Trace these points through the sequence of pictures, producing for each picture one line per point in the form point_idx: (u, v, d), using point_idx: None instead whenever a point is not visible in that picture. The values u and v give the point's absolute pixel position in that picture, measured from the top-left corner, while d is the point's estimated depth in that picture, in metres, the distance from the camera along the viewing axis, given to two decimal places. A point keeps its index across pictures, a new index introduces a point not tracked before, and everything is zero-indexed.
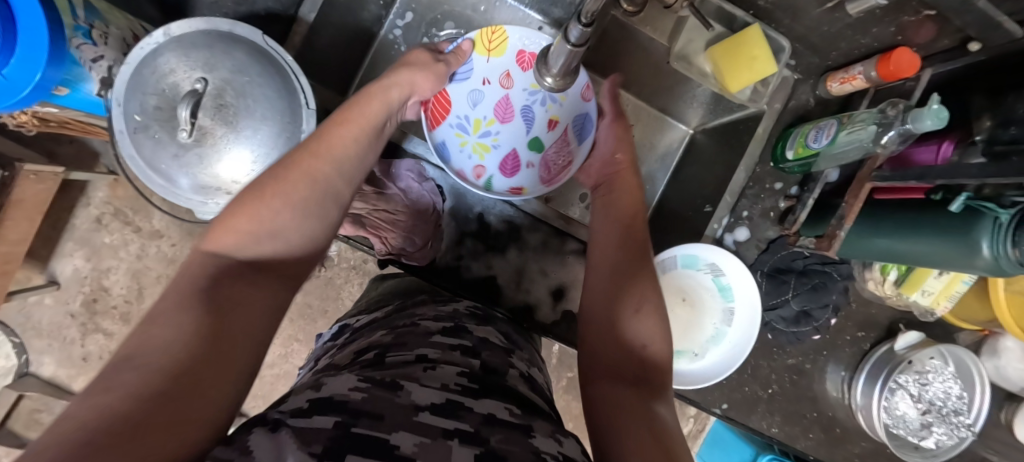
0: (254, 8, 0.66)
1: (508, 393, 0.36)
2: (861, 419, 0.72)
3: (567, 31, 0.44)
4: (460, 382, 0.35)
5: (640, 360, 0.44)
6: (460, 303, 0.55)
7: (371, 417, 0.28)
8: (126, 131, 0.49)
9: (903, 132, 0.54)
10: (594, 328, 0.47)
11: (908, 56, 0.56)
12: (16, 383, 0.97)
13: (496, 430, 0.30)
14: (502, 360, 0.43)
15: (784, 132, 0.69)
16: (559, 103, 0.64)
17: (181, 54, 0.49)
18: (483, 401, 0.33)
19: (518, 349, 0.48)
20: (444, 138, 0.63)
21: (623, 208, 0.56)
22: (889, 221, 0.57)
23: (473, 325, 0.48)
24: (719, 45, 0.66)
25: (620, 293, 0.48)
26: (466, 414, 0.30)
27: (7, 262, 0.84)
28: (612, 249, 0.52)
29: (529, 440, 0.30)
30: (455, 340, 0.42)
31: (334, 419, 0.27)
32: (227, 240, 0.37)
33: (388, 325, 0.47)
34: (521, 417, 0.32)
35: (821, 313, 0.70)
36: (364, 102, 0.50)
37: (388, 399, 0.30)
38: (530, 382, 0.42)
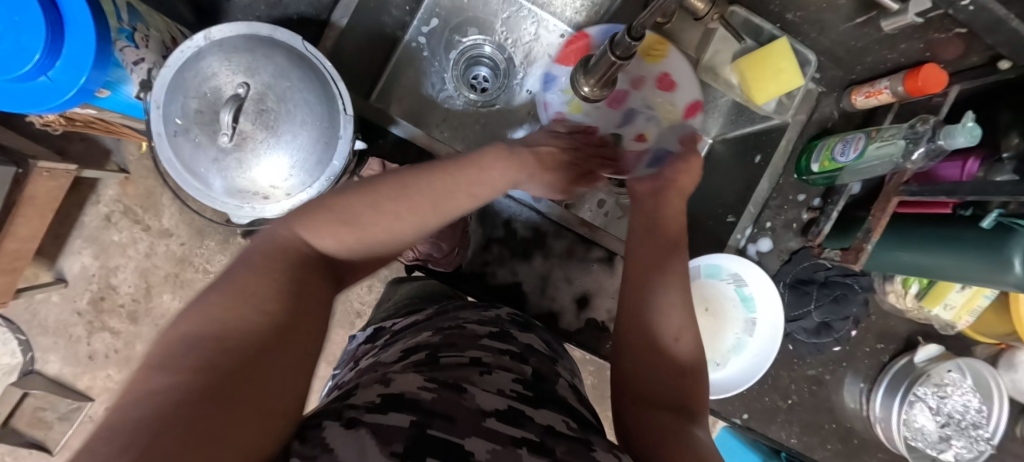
0: (286, 12, 0.66)
1: (561, 403, 0.37)
2: (879, 430, 0.73)
3: (614, 42, 0.44)
4: (515, 388, 0.36)
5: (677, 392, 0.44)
6: (501, 309, 0.54)
7: (444, 418, 0.29)
8: (165, 133, 0.50)
9: (933, 149, 0.54)
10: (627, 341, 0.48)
11: (935, 73, 0.57)
12: (20, 380, 0.96)
13: (559, 441, 0.31)
14: (549, 368, 0.43)
15: (808, 144, 0.68)
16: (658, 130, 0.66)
17: (225, 58, 0.51)
18: (541, 412, 0.34)
19: (561, 358, 0.49)
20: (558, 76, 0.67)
21: (651, 213, 0.55)
22: (915, 233, 0.57)
23: (517, 331, 0.48)
24: (745, 57, 0.66)
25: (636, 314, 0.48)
26: (528, 423, 0.31)
27: (17, 259, 0.83)
28: (643, 265, 0.51)
29: (592, 454, 0.31)
30: (502, 345, 0.43)
31: (409, 419, 0.28)
32: (327, 234, 0.38)
33: (433, 326, 0.47)
34: (578, 431, 0.33)
35: (842, 325, 0.70)
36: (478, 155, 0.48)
37: (456, 402, 0.31)
38: (577, 393, 0.42)
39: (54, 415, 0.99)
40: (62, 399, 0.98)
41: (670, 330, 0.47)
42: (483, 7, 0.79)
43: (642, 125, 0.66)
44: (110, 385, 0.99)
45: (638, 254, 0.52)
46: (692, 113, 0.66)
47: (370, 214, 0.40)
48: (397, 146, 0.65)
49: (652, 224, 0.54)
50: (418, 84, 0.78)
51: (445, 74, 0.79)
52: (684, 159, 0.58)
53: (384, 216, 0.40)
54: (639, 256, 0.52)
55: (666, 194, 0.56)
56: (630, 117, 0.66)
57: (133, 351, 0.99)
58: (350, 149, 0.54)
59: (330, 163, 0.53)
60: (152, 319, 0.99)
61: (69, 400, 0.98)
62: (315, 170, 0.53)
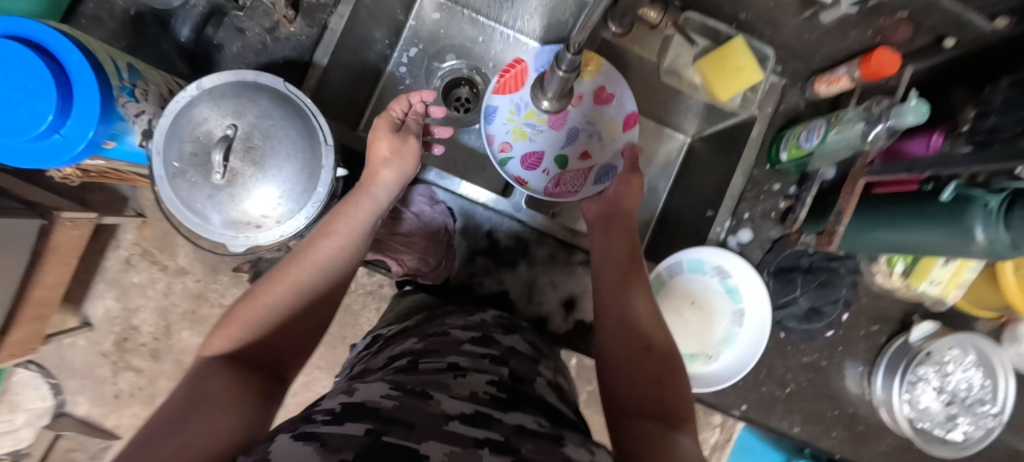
0: (273, 57, 0.71)
1: (536, 404, 0.38)
2: (884, 414, 0.72)
3: (558, 59, 0.48)
4: (489, 390, 0.37)
5: (660, 401, 0.44)
6: (488, 313, 0.57)
7: (403, 425, 0.29)
8: (166, 177, 0.55)
9: (888, 128, 0.56)
10: (608, 339, 0.51)
11: (888, 57, 0.59)
12: (52, 422, 1.01)
13: (526, 439, 0.32)
14: (529, 369, 0.45)
15: (778, 134, 0.70)
16: (601, 144, 0.70)
17: (214, 104, 0.55)
18: (511, 413, 0.35)
19: (543, 358, 0.51)
20: (498, 106, 0.69)
21: (620, 232, 0.61)
22: (886, 212, 0.58)
23: (500, 334, 0.51)
24: (705, 58, 0.68)
25: (630, 328, 0.50)
26: (495, 424, 0.32)
27: (45, 305, 0.89)
28: (614, 278, 0.56)
29: (562, 450, 0.32)
30: (483, 349, 0.45)
31: (364, 427, 0.28)
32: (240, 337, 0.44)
33: (420, 332, 0.50)
34: (549, 429, 0.35)
35: (832, 308, 0.71)
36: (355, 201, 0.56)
37: (420, 408, 0.32)
38: (556, 391, 0.44)
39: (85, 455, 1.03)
40: (92, 438, 1.03)
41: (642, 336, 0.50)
42: (459, 34, 0.83)
43: (585, 141, 0.70)
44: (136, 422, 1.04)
45: (608, 271, 0.57)
46: (631, 125, 0.70)
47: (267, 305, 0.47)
48: None
49: (609, 247, 0.60)
50: None
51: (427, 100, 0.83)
52: (624, 182, 0.65)
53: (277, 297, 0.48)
54: (607, 272, 0.57)
55: (614, 215, 0.64)
56: (574, 136, 0.70)
57: (156, 387, 1.04)
58: (333, 176, 0.59)
59: (315, 191, 0.58)
60: (173, 355, 1.04)
61: (98, 439, 1.03)
62: (301, 198, 0.57)
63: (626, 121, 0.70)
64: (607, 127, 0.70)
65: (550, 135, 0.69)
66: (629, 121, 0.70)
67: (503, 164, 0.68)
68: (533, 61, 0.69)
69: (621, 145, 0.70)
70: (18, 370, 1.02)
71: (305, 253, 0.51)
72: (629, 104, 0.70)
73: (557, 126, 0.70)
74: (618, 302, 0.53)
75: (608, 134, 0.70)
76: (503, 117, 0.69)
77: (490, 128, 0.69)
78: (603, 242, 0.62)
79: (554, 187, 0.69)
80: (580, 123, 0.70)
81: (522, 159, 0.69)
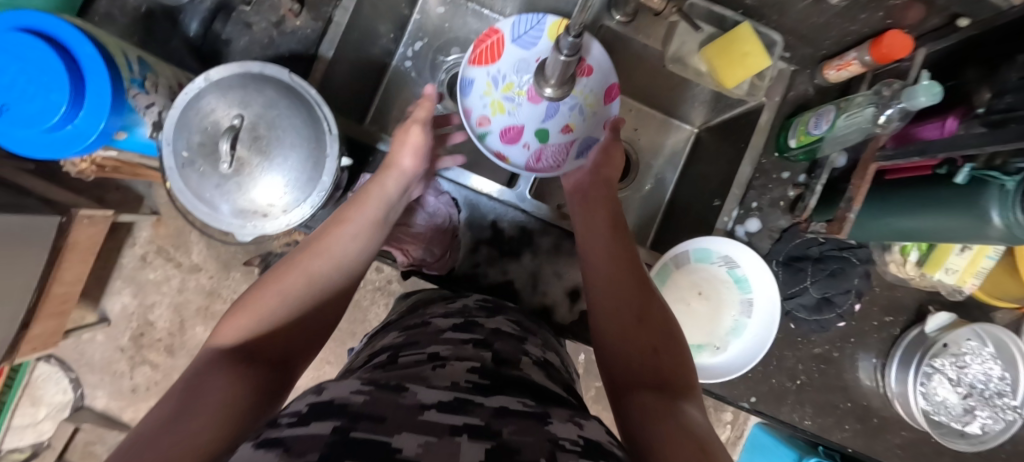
0: (279, 51, 0.72)
1: (520, 384, 0.38)
2: (898, 407, 0.71)
3: (560, 44, 0.47)
4: (471, 379, 0.37)
5: (661, 372, 0.44)
6: (469, 298, 0.57)
7: (372, 419, 0.29)
8: (175, 167, 0.56)
9: (901, 110, 0.55)
10: (601, 317, 0.50)
11: (900, 39, 0.57)
12: (72, 415, 1.04)
13: (507, 421, 0.31)
14: (514, 349, 0.45)
15: (786, 122, 0.70)
16: (583, 119, 0.68)
17: (221, 95, 0.56)
18: (493, 397, 0.35)
19: (530, 336, 0.51)
20: (474, 78, 0.67)
21: (605, 213, 0.60)
22: (895, 198, 0.57)
23: (483, 318, 0.50)
24: (711, 45, 0.67)
25: (623, 303, 0.50)
26: (475, 409, 0.32)
27: (64, 301, 0.91)
28: (601, 258, 0.55)
29: (546, 427, 0.32)
30: (466, 335, 0.45)
31: (331, 425, 0.28)
32: (252, 320, 0.45)
33: (401, 325, 0.51)
34: (533, 407, 0.35)
35: (843, 299, 0.70)
36: (364, 200, 0.58)
37: (391, 401, 0.32)
38: (544, 369, 0.44)
39: (104, 447, 1.05)
40: (110, 431, 1.05)
41: (633, 311, 0.49)
42: (463, 27, 0.84)
43: (566, 115, 0.67)
44: None
45: (594, 251, 0.56)
46: (610, 98, 0.68)
47: (283, 293, 0.47)
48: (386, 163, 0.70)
49: (592, 225, 0.59)
50: (409, 105, 0.83)
51: None
52: (605, 155, 0.66)
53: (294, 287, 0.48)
54: (593, 250, 0.56)
55: (593, 191, 0.64)
56: (555, 109, 0.66)
57: (171, 381, 1.06)
58: (337, 165, 0.59)
59: (320, 180, 0.58)
60: (187, 350, 1.05)
61: (116, 432, 1.05)
62: (307, 187, 0.58)
63: (605, 93, 0.67)
64: (587, 98, 0.67)
65: (529, 109, 0.66)
66: (609, 93, 0.67)
67: (482, 139, 0.67)
68: (511, 30, 0.66)
69: (602, 118, 0.68)
70: (40, 365, 1.05)
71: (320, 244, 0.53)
72: (609, 75, 0.66)
73: (536, 99, 0.66)
74: (608, 282, 0.52)
75: (588, 107, 0.67)
76: (480, 90, 0.67)
77: (468, 101, 0.67)
78: (584, 222, 0.60)
79: (535, 164, 0.68)
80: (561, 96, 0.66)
81: (501, 132, 0.67)
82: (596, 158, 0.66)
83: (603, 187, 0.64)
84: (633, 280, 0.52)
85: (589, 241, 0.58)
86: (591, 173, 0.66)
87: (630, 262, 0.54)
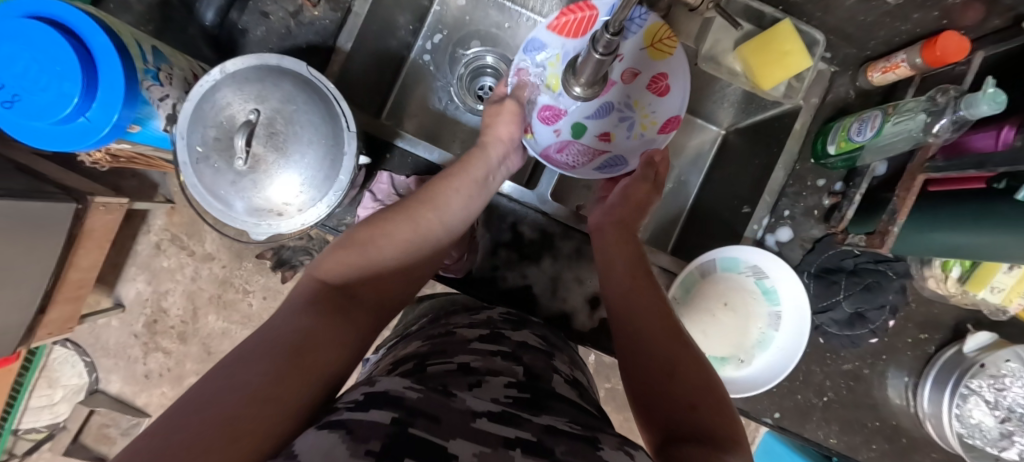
0: (296, 42, 0.70)
1: (561, 402, 0.36)
2: (930, 428, 0.68)
3: (595, 41, 0.45)
4: (510, 393, 0.35)
5: (700, 427, 0.40)
6: (494, 310, 0.55)
7: (429, 418, 0.27)
8: (189, 162, 0.54)
9: (956, 121, 0.52)
10: (631, 373, 0.47)
11: (954, 40, 0.53)
12: (87, 398, 1.04)
13: (560, 439, 0.29)
14: (544, 364, 0.43)
15: (825, 127, 0.66)
16: (627, 135, 0.63)
17: (237, 88, 0.54)
18: (540, 415, 0.32)
19: (557, 351, 0.48)
20: (545, 43, 0.61)
21: (624, 258, 0.56)
22: (943, 212, 0.54)
23: (509, 331, 0.48)
24: (747, 44, 0.64)
25: (650, 355, 0.46)
26: (525, 423, 0.30)
27: (80, 287, 0.91)
28: (626, 309, 0.51)
29: (598, 451, 0.29)
30: (493, 346, 0.43)
31: (390, 415, 0.27)
32: (371, 251, 0.45)
33: (423, 335, 0.49)
34: (582, 429, 0.32)
35: (877, 314, 0.66)
36: (467, 164, 0.56)
37: (444, 403, 0.29)
38: (576, 388, 0.42)
39: (117, 431, 1.06)
40: (123, 415, 1.05)
41: (663, 363, 0.46)
42: (484, 20, 0.81)
43: (613, 122, 0.63)
44: (165, 401, 1.06)
45: (617, 301, 0.53)
46: (666, 128, 0.63)
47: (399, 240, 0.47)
48: (404, 159, 0.68)
49: (609, 271, 0.56)
50: (427, 99, 0.80)
51: (450, 87, 0.80)
52: (625, 193, 0.61)
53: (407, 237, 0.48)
54: (617, 297, 0.53)
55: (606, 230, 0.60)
56: (606, 110, 0.62)
57: (183, 369, 1.06)
58: (355, 164, 0.57)
59: (337, 178, 0.56)
60: (199, 338, 1.05)
61: (129, 416, 1.05)
62: (324, 185, 0.56)
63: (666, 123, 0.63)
64: (645, 118, 0.63)
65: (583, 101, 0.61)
66: (666, 124, 0.63)
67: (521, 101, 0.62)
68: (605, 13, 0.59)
69: (642, 142, 0.64)
70: (56, 348, 1.05)
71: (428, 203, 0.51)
72: (676, 107, 0.62)
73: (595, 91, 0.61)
74: (636, 333, 0.49)
75: (639, 126, 0.63)
76: (546, 56, 0.61)
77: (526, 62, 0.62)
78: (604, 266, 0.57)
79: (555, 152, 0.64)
80: (620, 101, 0.62)
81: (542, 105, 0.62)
82: (614, 199, 0.61)
83: (617, 229, 0.59)
84: (663, 328, 0.48)
85: (611, 292, 0.54)
86: (607, 210, 0.61)
87: (658, 310, 0.50)
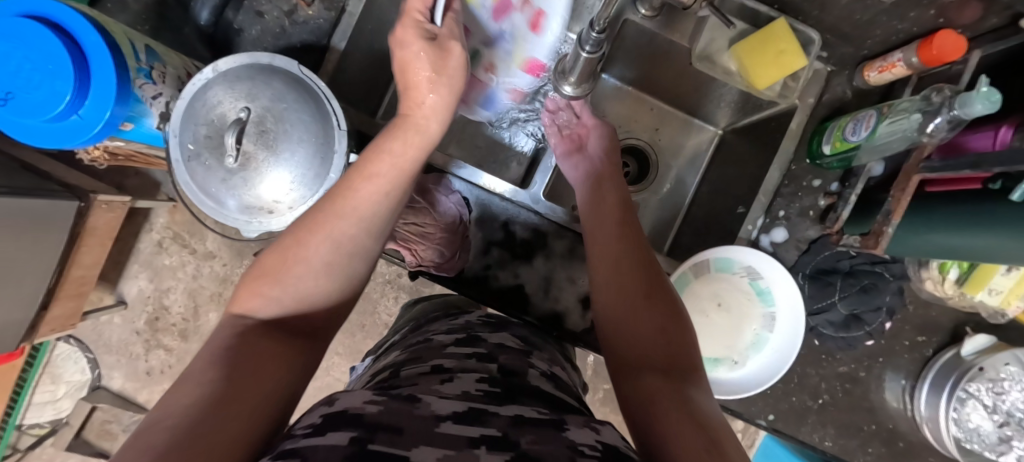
0: (291, 41, 0.70)
1: (534, 394, 0.36)
2: (927, 431, 0.67)
3: (582, 39, 0.45)
4: (481, 387, 0.35)
5: (670, 355, 0.42)
6: (473, 314, 0.54)
7: (389, 431, 0.27)
8: (180, 159, 0.55)
9: (951, 119, 0.51)
10: (604, 297, 0.48)
11: (951, 40, 0.53)
12: (89, 394, 1.05)
13: (526, 430, 0.29)
14: (521, 363, 0.43)
15: (820, 127, 0.65)
16: (508, 67, 0.54)
17: (228, 87, 0.54)
18: (508, 407, 0.32)
19: (536, 350, 0.48)
20: None
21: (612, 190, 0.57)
22: (937, 215, 0.53)
23: (487, 333, 0.48)
24: (742, 42, 0.63)
25: (626, 281, 0.48)
26: (493, 419, 0.30)
27: (81, 285, 0.92)
28: (606, 239, 0.52)
29: (563, 434, 0.30)
30: (469, 349, 0.43)
31: (348, 436, 0.26)
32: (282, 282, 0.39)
33: (404, 344, 0.49)
34: (550, 414, 0.33)
35: (874, 316, 0.66)
36: (397, 140, 0.45)
37: (406, 412, 0.29)
38: (552, 380, 0.42)
39: (119, 427, 1.07)
40: (126, 411, 1.06)
41: (637, 288, 0.47)
42: None
43: (495, 50, 0.52)
44: None
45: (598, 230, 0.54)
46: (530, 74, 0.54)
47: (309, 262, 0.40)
48: None
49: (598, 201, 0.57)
50: None
51: None
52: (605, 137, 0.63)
53: (317, 252, 0.40)
54: (597, 225, 0.54)
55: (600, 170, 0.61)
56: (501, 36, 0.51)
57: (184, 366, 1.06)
58: (345, 162, 0.57)
59: (328, 177, 0.56)
60: (200, 336, 1.06)
61: (131, 412, 1.06)
62: (315, 184, 0.56)
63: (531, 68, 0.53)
64: (519, 58, 0.52)
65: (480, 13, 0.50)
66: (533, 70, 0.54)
67: None
68: None
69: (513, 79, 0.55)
70: (60, 344, 1.06)
71: (343, 199, 0.42)
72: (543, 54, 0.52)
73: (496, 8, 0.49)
74: (613, 260, 0.50)
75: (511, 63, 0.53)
76: None
77: None
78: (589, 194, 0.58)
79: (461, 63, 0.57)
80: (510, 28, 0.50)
81: None
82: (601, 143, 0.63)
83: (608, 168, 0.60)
84: (639, 257, 0.49)
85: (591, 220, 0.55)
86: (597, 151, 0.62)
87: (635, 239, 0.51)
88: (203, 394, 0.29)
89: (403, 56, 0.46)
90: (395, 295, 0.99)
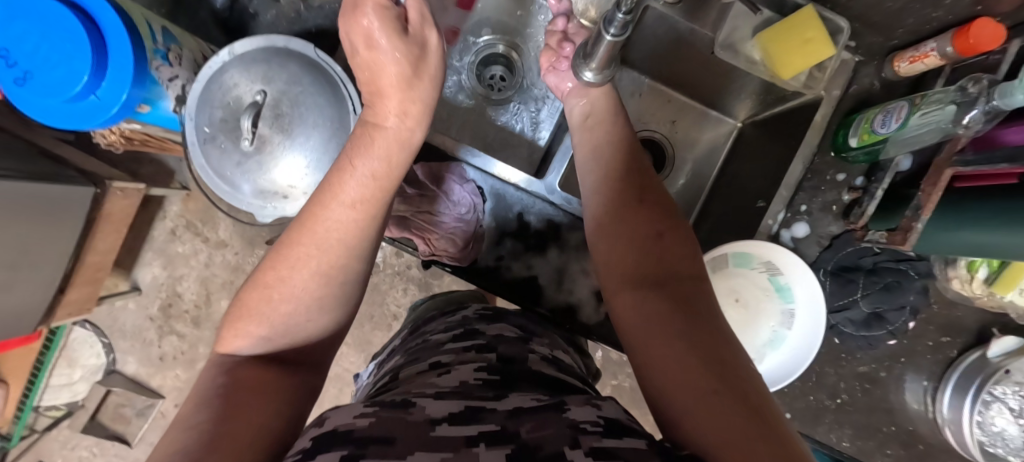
0: (305, 26, 0.70)
1: (533, 380, 0.36)
2: (949, 434, 0.65)
3: (607, 21, 0.44)
4: (479, 376, 0.35)
5: (666, 264, 0.42)
6: (470, 309, 0.54)
7: (383, 441, 0.26)
8: (198, 143, 0.55)
9: (989, 110, 0.51)
10: (599, 218, 0.49)
11: (990, 29, 0.50)
12: (104, 379, 1.06)
13: (524, 420, 0.29)
14: (520, 349, 0.42)
15: (846, 119, 0.63)
16: None
17: (244, 69, 0.54)
18: (505, 399, 0.32)
19: (535, 337, 0.48)
20: None
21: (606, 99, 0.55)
22: (974, 211, 0.51)
23: (484, 325, 0.47)
24: (767, 31, 0.61)
25: (619, 197, 0.48)
26: (489, 415, 0.29)
27: (98, 270, 0.92)
28: (596, 164, 0.52)
29: (564, 414, 0.29)
30: (467, 342, 0.42)
31: (339, 453, 0.24)
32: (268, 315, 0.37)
33: (404, 348, 0.48)
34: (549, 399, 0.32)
35: (896, 315, 0.64)
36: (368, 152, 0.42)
37: (399, 420, 0.28)
38: (552, 364, 0.42)
39: (132, 411, 1.08)
40: (139, 396, 1.07)
41: (629, 204, 0.47)
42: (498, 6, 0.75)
43: None
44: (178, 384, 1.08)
45: (590, 154, 0.53)
46: None
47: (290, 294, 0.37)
48: None
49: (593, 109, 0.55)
50: None
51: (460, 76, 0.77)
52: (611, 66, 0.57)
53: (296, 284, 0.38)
54: (591, 143, 0.54)
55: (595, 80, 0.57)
56: None
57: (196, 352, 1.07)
58: None
59: None
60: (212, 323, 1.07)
61: (145, 397, 1.07)
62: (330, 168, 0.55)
63: None
64: None
65: None
66: None
67: None
68: None
69: None
70: (75, 329, 1.07)
71: (312, 226, 0.38)
72: None
73: None
74: (607, 183, 0.50)
75: None
76: None
77: None
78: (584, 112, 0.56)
79: None
80: None
81: None
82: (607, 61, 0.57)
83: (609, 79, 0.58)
84: (629, 177, 0.49)
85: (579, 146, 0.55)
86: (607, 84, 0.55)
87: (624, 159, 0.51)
88: (189, 444, 0.27)
89: (368, 61, 0.41)
90: (404, 286, 0.99)
